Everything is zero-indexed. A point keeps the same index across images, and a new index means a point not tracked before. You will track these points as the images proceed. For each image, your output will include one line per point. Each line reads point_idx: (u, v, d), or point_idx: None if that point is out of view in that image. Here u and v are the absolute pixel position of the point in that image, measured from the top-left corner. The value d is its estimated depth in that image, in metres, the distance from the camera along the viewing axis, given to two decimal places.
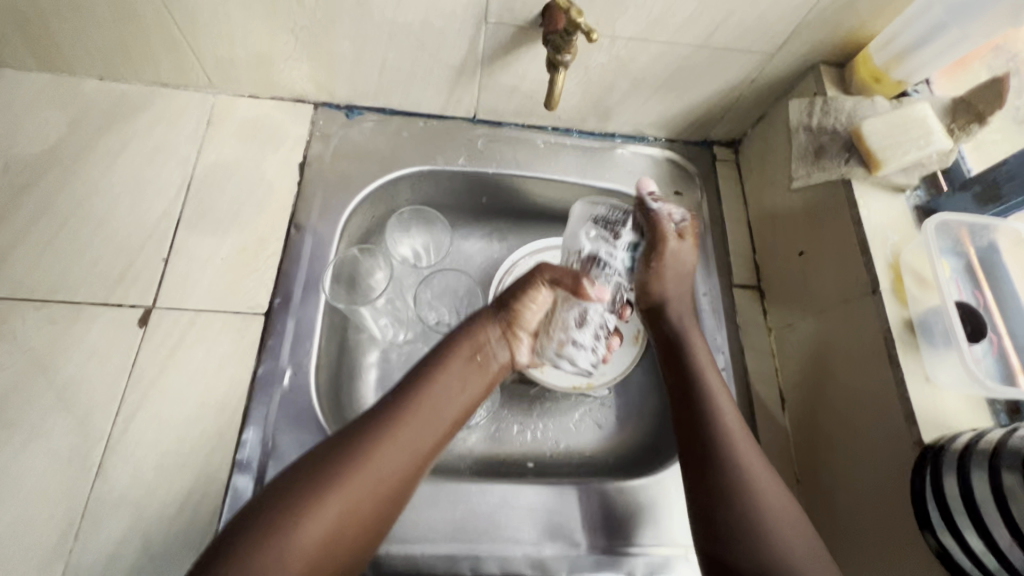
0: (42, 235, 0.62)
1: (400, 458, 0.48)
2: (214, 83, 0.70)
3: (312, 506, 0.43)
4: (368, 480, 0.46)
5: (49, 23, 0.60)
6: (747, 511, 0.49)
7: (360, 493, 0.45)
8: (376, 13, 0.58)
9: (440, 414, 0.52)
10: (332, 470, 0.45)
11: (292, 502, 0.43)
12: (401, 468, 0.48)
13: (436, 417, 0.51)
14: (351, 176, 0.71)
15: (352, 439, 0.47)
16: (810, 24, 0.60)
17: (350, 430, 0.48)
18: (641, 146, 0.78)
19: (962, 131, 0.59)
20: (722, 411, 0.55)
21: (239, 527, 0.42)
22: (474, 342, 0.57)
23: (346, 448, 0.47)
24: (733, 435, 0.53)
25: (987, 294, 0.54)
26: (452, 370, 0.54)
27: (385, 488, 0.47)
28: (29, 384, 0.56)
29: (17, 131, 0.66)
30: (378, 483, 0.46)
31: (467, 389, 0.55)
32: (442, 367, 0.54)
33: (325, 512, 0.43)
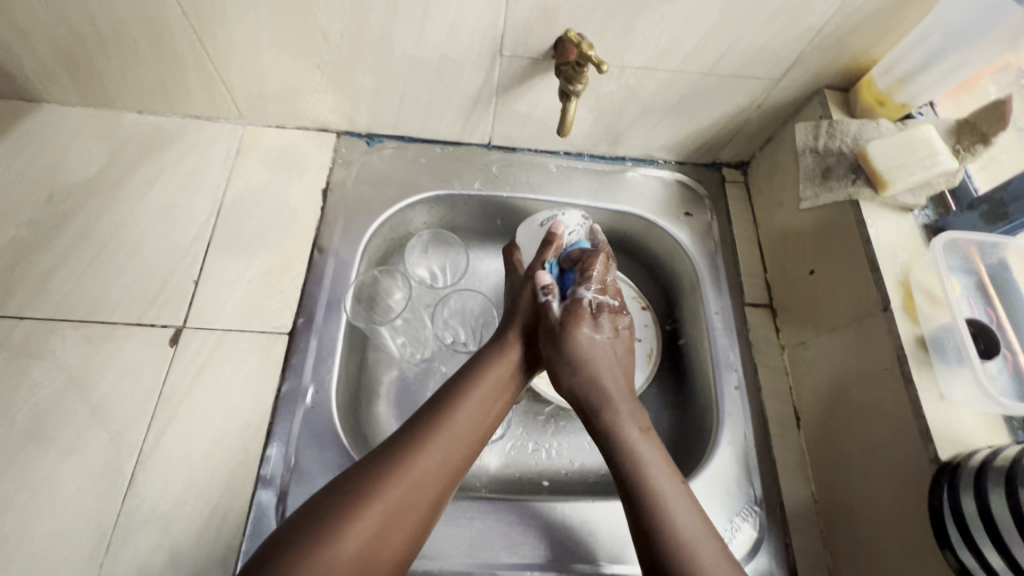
0: (82, 258, 0.66)
1: (438, 467, 0.50)
2: (244, 115, 0.74)
3: (360, 510, 0.45)
4: (405, 489, 0.47)
5: (95, 61, 0.64)
6: (687, 569, 0.45)
7: (398, 502, 0.47)
8: (397, 49, 0.62)
9: (474, 423, 0.54)
10: (374, 479, 0.47)
11: (338, 512, 0.45)
12: (440, 476, 0.50)
13: (470, 429, 0.53)
14: (371, 200, 0.74)
15: (394, 448, 0.50)
16: (813, 51, 0.62)
17: (386, 445, 0.50)
18: (650, 169, 0.81)
19: (967, 151, 0.60)
20: (646, 468, 0.50)
21: (286, 540, 0.44)
22: (504, 353, 0.59)
23: (386, 460, 0.49)
24: (656, 488, 0.49)
25: (999, 311, 0.55)
26: (483, 387, 0.56)
27: (428, 499, 0.48)
28: (65, 401, 0.59)
29: (62, 161, 0.70)
30: (418, 492, 0.48)
31: (498, 402, 0.56)
32: (474, 381, 0.56)
33: (366, 520, 0.45)
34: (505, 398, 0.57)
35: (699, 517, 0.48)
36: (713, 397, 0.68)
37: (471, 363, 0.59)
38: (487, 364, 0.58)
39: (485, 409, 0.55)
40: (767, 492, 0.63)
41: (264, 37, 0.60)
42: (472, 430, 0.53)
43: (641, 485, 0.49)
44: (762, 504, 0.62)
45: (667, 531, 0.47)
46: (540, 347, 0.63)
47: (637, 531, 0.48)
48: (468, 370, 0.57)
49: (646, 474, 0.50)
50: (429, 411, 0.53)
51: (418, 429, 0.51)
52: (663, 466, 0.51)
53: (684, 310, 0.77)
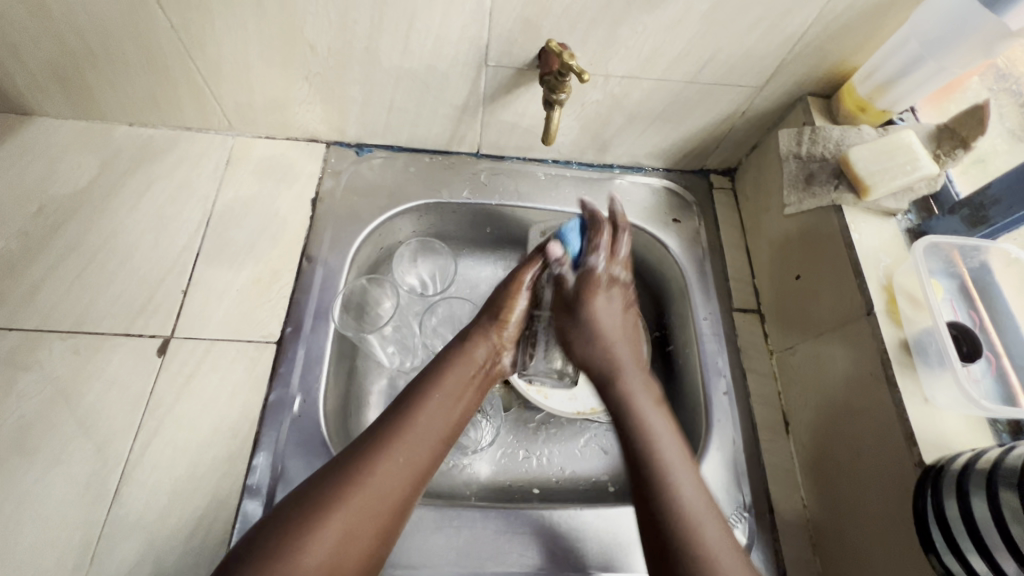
0: (71, 269, 0.66)
1: (398, 473, 0.50)
2: (234, 126, 0.75)
3: (320, 521, 0.45)
4: (366, 496, 0.48)
5: (85, 74, 0.65)
6: (679, 535, 0.48)
7: (358, 510, 0.47)
8: (383, 60, 0.63)
9: (433, 426, 0.54)
10: (334, 489, 0.47)
11: (301, 522, 0.45)
12: (402, 482, 0.50)
13: (428, 435, 0.53)
14: (360, 210, 0.74)
15: (354, 455, 0.50)
16: (794, 59, 0.63)
17: (345, 453, 0.50)
18: (638, 176, 0.81)
19: (947, 156, 0.61)
20: (660, 446, 0.53)
21: (250, 556, 0.43)
22: (462, 358, 0.60)
23: (346, 469, 0.49)
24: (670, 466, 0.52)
25: (982, 314, 0.55)
26: (441, 394, 0.56)
27: (390, 507, 0.49)
28: (52, 413, 0.59)
29: (52, 174, 0.71)
30: (378, 498, 0.48)
31: (457, 407, 0.57)
32: (432, 387, 0.57)
33: (328, 530, 0.45)
34: (465, 396, 0.58)
35: (697, 479, 0.52)
36: (702, 403, 0.68)
37: (428, 369, 0.59)
38: (444, 369, 0.59)
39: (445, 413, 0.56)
40: (756, 498, 0.63)
41: (252, 49, 0.61)
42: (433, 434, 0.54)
43: (654, 461, 0.52)
44: (752, 510, 0.62)
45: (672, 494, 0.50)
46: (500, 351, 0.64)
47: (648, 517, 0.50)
48: (426, 377, 0.58)
49: (655, 443, 0.54)
50: (388, 418, 0.53)
51: (377, 436, 0.51)
52: (672, 436, 0.55)
53: (673, 315, 0.77)
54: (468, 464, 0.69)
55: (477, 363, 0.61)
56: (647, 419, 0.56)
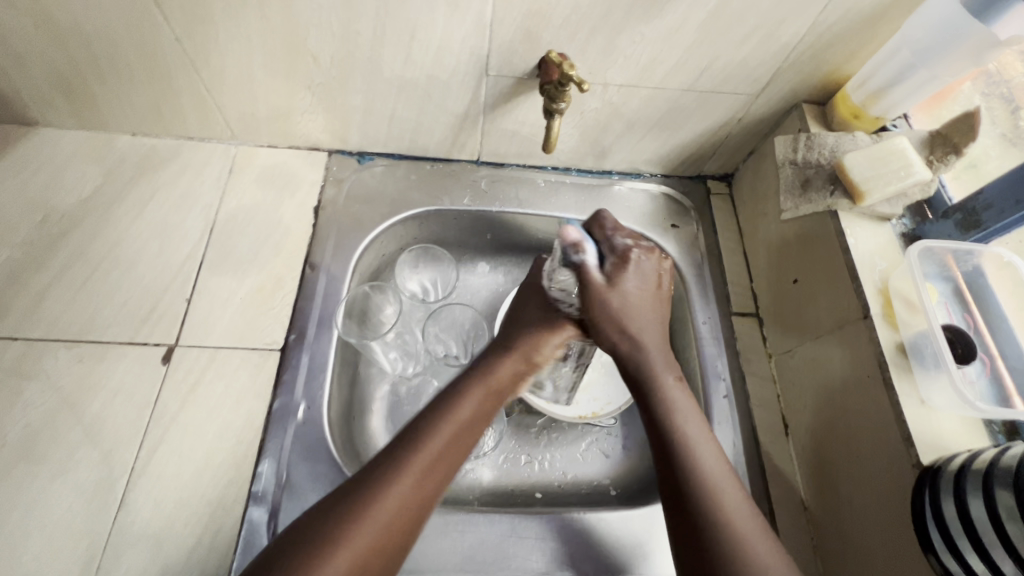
0: (75, 279, 0.66)
1: (402, 505, 0.46)
2: (236, 135, 0.75)
3: (322, 559, 0.42)
4: (371, 530, 0.44)
5: (89, 85, 0.66)
6: (724, 544, 0.43)
7: (362, 547, 0.43)
8: (386, 70, 0.64)
9: (437, 452, 0.49)
10: (339, 522, 0.44)
11: (303, 559, 0.42)
12: (409, 512, 0.46)
13: (432, 460, 0.48)
14: (362, 217, 0.75)
15: (362, 485, 0.46)
16: (789, 68, 0.64)
17: (349, 485, 0.46)
18: (637, 182, 0.82)
19: (940, 162, 0.62)
20: (687, 429, 0.50)
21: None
22: (484, 378, 0.55)
23: (353, 499, 0.45)
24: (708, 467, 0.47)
25: (976, 317, 0.56)
26: (460, 415, 0.52)
27: (393, 531, 0.45)
28: (57, 421, 0.59)
29: (56, 183, 0.71)
30: (382, 532, 0.44)
31: (474, 421, 0.53)
32: (449, 408, 0.52)
33: (328, 569, 0.41)
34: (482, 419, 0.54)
35: (733, 478, 0.47)
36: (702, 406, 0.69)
37: (451, 389, 0.54)
38: (466, 388, 0.54)
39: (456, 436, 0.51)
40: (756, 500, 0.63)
41: (256, 60, 0.62)
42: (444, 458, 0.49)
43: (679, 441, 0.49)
44: None
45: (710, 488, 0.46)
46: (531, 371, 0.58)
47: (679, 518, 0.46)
48: (440, 399, 0.53)
49: (687, 431, 0.50)
50: (395, 444, 0.49)
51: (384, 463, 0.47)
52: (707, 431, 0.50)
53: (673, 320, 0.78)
54: (471, 469, 0.70)
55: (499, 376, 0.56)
56: (675, 406, 0.51)
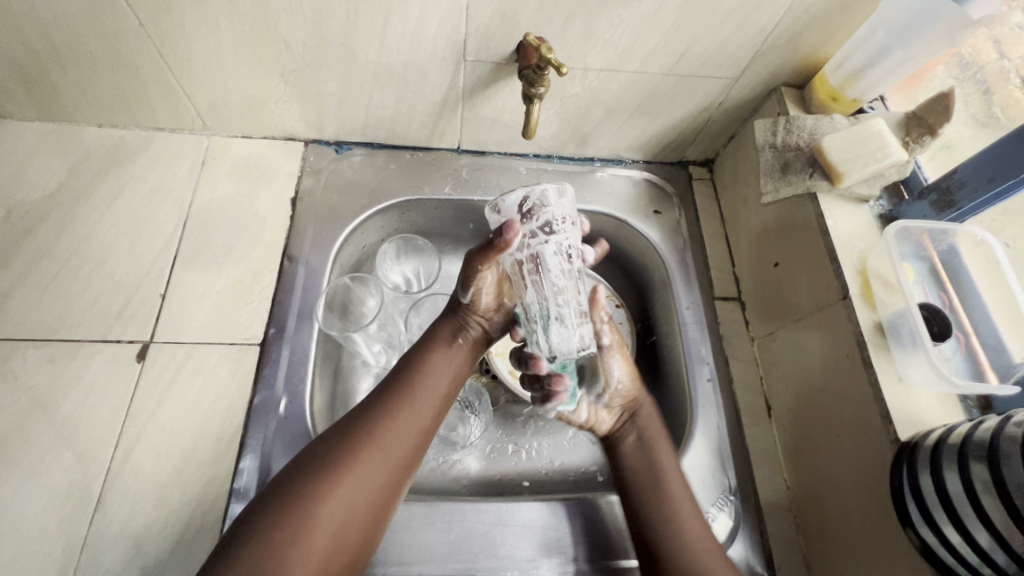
0: (42, 276, 0.64)
1: (400, 441, 0.52)
2: (208, 125, 0.73)
3: (327, 488, 0.48)
4: (376, 462, 0.50)
5: (50, 74, 0.63)
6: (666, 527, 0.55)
7: (365, 481, 0.50)
8: (361, 56, 0.62)
9: (437, 391, 0.56)
10: (337, 460, 0.49)
11: (311, 487, 0.47)
12: (401, 454, 0.52)
13: (428, 398, 0.56)
14: (341, 208, 0.73)
15: (360, 421, 0.52)
16: (768, 50, 0.64)
17: (350, 421, 0.53)
18: (620, 169, 0.82)
19: (916, 143, 0.62)
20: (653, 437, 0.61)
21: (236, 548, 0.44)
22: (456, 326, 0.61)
23: (348, 439, 0.51)
24: (661, 468, 0.59)
25: (952, 295, 0.58)
26: (439, 354, 0.58)
27: (399, 464, 0.52)
28: (29, 423, 0.57)
29: (20, 177, 0.69)
30: (382, 472, 0.51)
31: (455, 367, 0.59)
32: (428, 352, 0.58)
33: (339, 493, 0.48)
34: (461, 366, 0.60)
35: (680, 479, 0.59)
36: (687, 390, 0.69)
37: (422, 339, 0.60)
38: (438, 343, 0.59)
39: (443, 381, 0.57)
40: (741, 481, 0.64)
41: (225, 46, 0.60)
42: (431, 402, 0.56)
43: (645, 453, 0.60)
44: (737, 493, 0.63)
45: (660, 479, 0.58)
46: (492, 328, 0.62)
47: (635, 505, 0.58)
48: (422, 344, 0.60)
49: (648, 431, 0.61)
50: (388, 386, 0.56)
51: (382, 403, 0.53)
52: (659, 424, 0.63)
53: (657, 306, 0.79)
54: (457, 459, 0.69)
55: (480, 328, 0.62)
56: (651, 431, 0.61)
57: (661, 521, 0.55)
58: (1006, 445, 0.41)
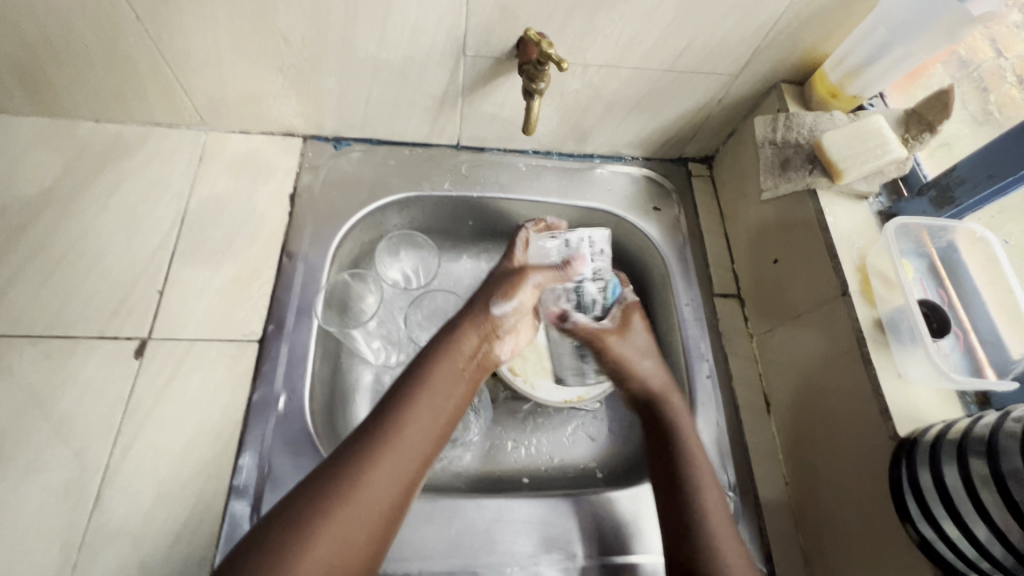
0: (39, 272, 0.64)
1: (388, 482, 0.49)
2: (206, 120, 0.73)
3: (310, 535, 0.44)
4: (360, 505, 0.47)
5: (45, 68, 0.62)
6: (702, 529, 0.52)
7: (351, 527, 0.46)
8: (360, 51, 0.62)
9: (430, 424, 0.53)
10: (321, 505, 0.46)
11: (294, 534, 0.44)
12: (390, 493, 0.48)
13: (419, 433, 0.52)
14: (340, 204, 0.73)
15: (342, 461, 0.48)
16: (768, 46, 0.64)
17: (333, 461, 0.49)
18: (619, 165, 0.82)
19: (915, 140, 0.62)
20: (682, 429, 0.59)
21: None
22: (450, 355, 0.58)
23: (331, 481, 0.47)
24: (699, 464, 0.57)
25: (950, 292, 0.58)
26: (433, 386, 0.55)
27: (387, 507, 0.48)
28: (26, 420, 0.57)
29: (16, 172, 0.68)
30: (371, 508, 0.47)
31: (450, 402, 0.56)
32: (419, 384, 0.55)
33: (321, 540, 0.44)
34: (455, 397, 0.56)
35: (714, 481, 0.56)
36: (687, 387, 0.69)
37: (413, 367, 0.57)
38: (436, 367, 0.56)
39: (432, 414, 0.54)
40: (740, 478, 0.64)
41: (223, 41, 0.59)
42: (421, 438, 0.52)
43: (678, 447, 0.58)
44: (736, 490, 0.64)
45: (692, 477, 0.56)
46: (491, 341, 0.62)
47: (671, 506, 0.55)
48: (412, 373, 0.56)
49: (679, 426, 0.60)
50: (374, 421, 0.52)
51: (367, 440, 0.50)
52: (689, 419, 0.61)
53: (656, 303, 0.79)
54: (457, 456, 0.69)
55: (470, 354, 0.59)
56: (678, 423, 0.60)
57: (699, 522, 0.53)
58: (1005, 440, 0.42)
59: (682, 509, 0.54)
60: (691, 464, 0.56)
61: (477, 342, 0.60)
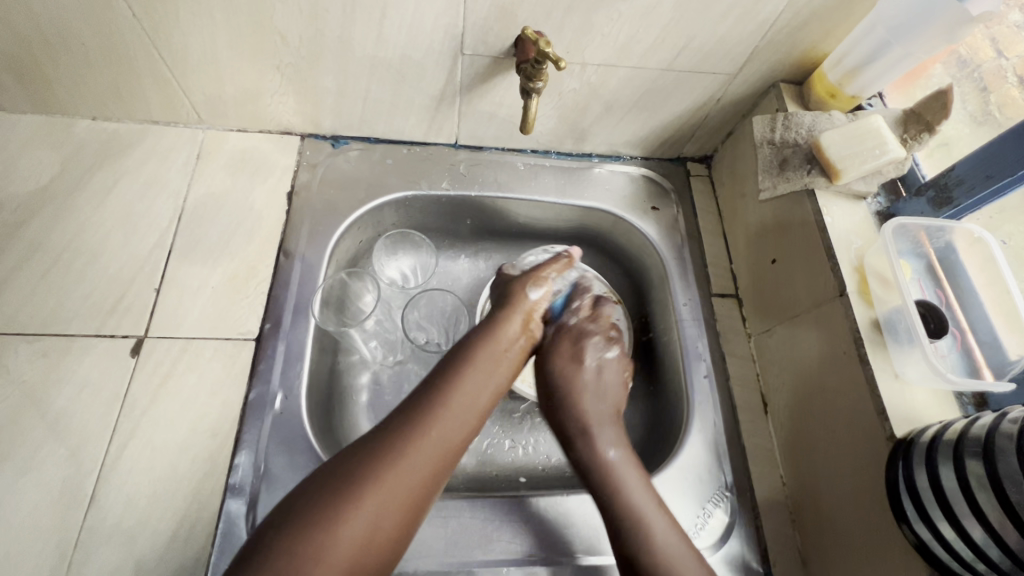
0: (35, 270, 0.63)
1: (428, 458, 0.49)
2: (204, 119, 0.73)
3: (349, 504, 0.45)
4: (403, 478, 0.47)
5: (41, 65, 0.62)
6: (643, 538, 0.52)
7: (391, 498, 0.46)
8: (357, 49, 0.62)
9: (474, 401, 0.54)
10: (360, 475, 0.46)
11: (331, 504, 0.44)
12: (429, 468, 0.49)
13: (462, 411, 0.52)
14: (338, 203, 0.73)
15: (384, 434, 0.49)
16: (766, 46, 0.64)
17: (377, 432, 0.50)
18: (617, 165, 0.82)
19: (914, 140, 0.62)
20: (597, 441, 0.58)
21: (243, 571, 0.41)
22: (494, 335, 0.58)
23: (372, 452, 0.47)
24: (625, 478, 0.56)
25: (948, 292, 0.58)
26: (477, 364, 0.56)
27: (424, 482, 0.48)
28: (22, 418, 0.57)
29: (13, 170, 0.68)
30: (405, 487, 0.47)
31: (494, 381, 0.56)
32: (463, 363, 0.55)
33: (361, 510, 0.45)
34: (498, 378, 0.56)
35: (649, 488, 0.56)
36: (684, 388, 0.69)
37: (458, 348, 0.58)
38: (477, 354, 0.57)
39: (475, 393, 0.54)
40: (738, 478, 0.64)
41: (220, 39, 0.59)
42: (464, 416, 0.52)
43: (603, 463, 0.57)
44: (734, 490, 0.63)
45: (618, 492, 0.55)
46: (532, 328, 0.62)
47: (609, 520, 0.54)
48: (457, 354, 0.57)
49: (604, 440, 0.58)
50: (421, 397, 0.53)
51: (411, 416, 0.50)
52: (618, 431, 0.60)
53: (654, 303, 0.79)
54: None
55: (512, 337, 0.59)
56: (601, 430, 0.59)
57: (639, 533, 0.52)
58: (1001, 442, 0.41)
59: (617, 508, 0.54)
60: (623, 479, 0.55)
61: (520, 325, 0.61)
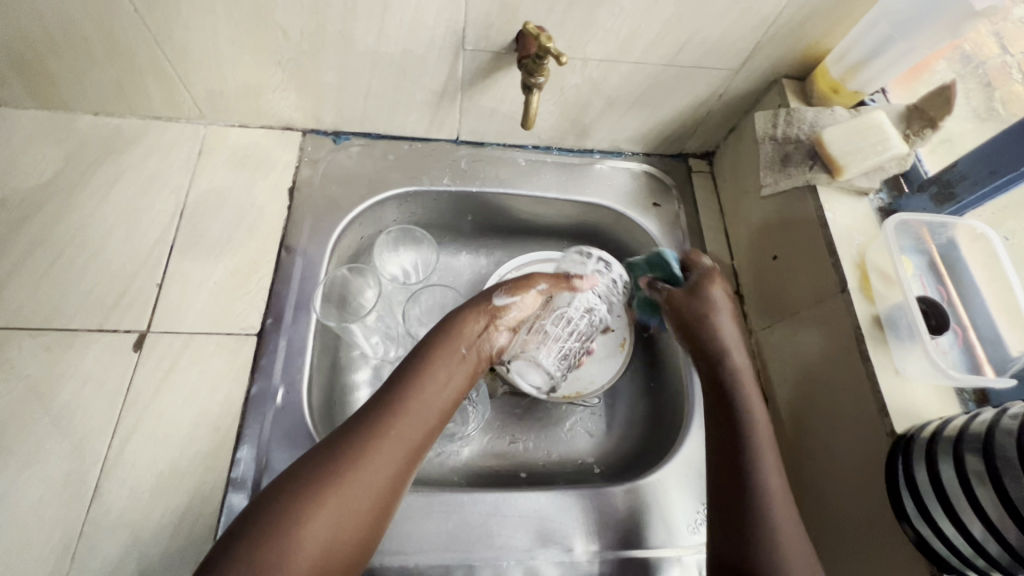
0: (38, 265, 0.64)
1: (384, 467, 0.48)
2: (206, 114, 0.73)
3: (306, 515, 0.44)
4: (359, 488, 0.46)
5: (43, 61, 0.62)
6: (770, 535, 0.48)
7: (348, 508, 0.46)
8: (359, 45, 0.61)
9: (429, 406, 0.53)
10: (317, 485, 0.45)
11: (289, 511, 0.44)
12: (388, 476, 0.48)
13: (420, 419, 0.52)
14: (339, 199, 0.73)
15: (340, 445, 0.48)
16: (769, 42, 0.63)
17: (334, 441, 0.49)
18: (619, 161, 0.82)
19: (917, 136, 0.62)
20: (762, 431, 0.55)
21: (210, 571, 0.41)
22: (448, 342, 0.58)
23: (327, 461, 0.47)
24: (768, 472, 0.52)
25: (950, 289, 0.58)
26: (432, 372, 0.55)
27: (383, 490, 0.48)
28: (26, 412, 0.57)
29: (15, 166, 0.68)
30: (360, 498, 0.46)
31: (450, 386, 0.56)
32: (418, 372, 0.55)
33: (319, 520, 0.44)
34: (451, 386, 0.56)
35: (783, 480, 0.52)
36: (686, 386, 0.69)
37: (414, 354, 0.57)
38: (431, 358, 0.56)
39: (431, 400, 0.53)
40: None
41: (221, 34, 0.59)
42: (420, 423, 0.52)
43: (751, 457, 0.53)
44: None
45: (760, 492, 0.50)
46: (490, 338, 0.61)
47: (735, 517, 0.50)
48: (412, 362, 0.56)
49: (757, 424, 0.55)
50: (376, 405, 0.52)
51: (365, 426, 0.50)
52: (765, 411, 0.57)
53: None
54: (454, 451, 0.70)
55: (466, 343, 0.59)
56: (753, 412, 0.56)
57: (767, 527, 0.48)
58: (1000, 439, 0.42)
59: (749, 501, 0.50)
60: (762, 474, 0.51)
61: (477, 331, 0.60)
